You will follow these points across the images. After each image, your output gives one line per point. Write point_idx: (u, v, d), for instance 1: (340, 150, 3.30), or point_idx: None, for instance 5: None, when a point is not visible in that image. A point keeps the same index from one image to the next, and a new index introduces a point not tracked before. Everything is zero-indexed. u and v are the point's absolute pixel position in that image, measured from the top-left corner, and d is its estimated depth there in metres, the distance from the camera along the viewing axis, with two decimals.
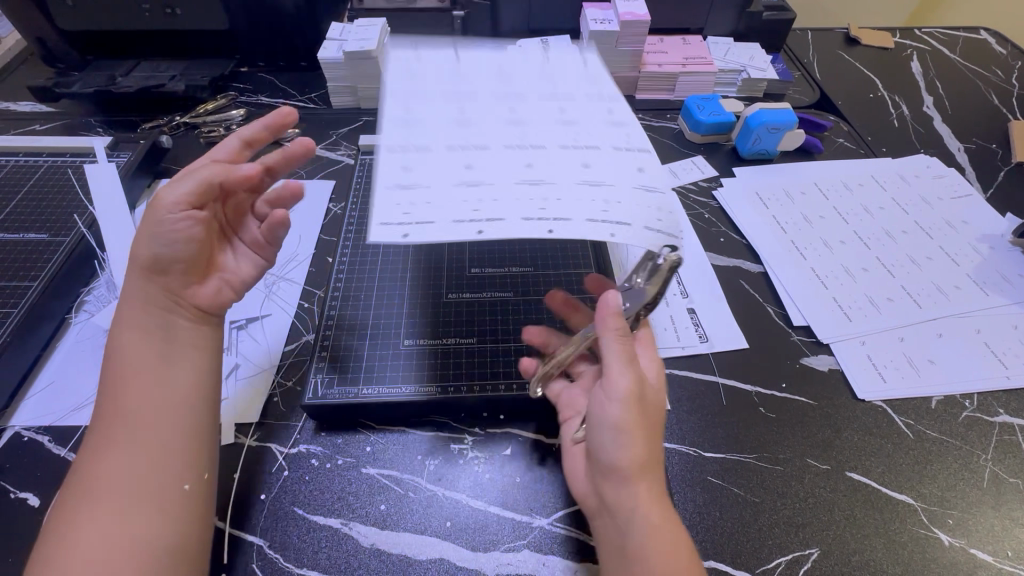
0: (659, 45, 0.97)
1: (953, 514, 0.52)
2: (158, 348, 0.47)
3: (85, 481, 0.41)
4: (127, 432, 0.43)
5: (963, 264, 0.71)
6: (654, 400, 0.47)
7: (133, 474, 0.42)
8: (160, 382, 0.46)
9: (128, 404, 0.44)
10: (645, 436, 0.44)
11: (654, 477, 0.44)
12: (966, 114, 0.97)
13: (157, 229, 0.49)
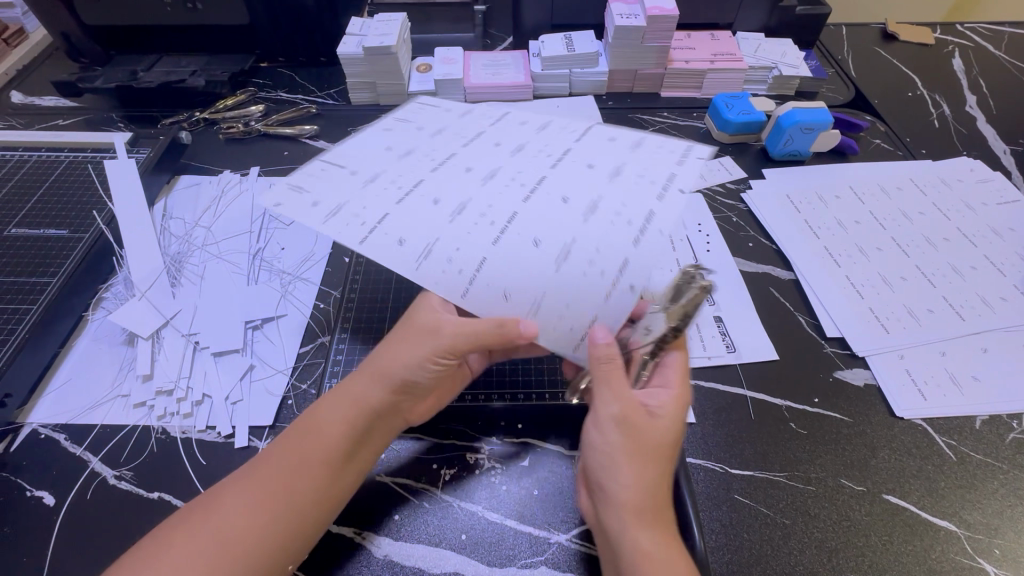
0: (686, 40, 0.93)
1: (1000, 544, 0.48)
2: (365, 420, 0.48)
3: (221, 520, 0.42)
4: (280, 493, 0.43)
5: (1009, 275, 0.67)
6: (660, 421, 0.46)
7: (258, 532, 0.42)
8: (326, 452, 0.46)
9: (295, 466, 0.45)
10: (641, 469, 0.44)
11: (643, 513, 0.43)
12: (1011, 114, 0.92)
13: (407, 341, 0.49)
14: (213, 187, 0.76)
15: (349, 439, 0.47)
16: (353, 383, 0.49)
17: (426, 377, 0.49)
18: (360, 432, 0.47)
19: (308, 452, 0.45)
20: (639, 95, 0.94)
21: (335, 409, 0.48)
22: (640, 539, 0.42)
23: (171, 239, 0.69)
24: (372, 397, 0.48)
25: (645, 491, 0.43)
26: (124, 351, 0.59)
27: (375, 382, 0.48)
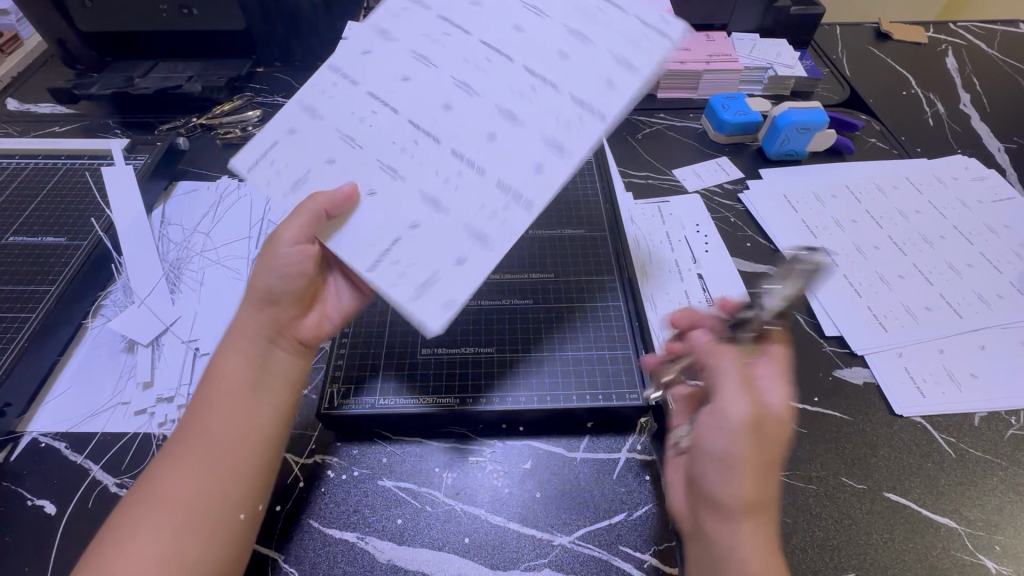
0: (682, 41, 0.94)
1: (1000, 540, 0.49)
2: (260, 355, 0.48)
3: (155, 489, 0.42)
4: (203, 439, 0.44)
5: (1005, 271, 0.68)
6: (782, 417, 0.42)
7: (210, 499, 0.42)
8: (232, 386, 0.46)
9: (208, 411, 0.45)
10: (759, 477, 0.39)
11: (751, 514, 0.39)
12: (1005, 111, 0.93)
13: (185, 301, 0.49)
14: (211, 193, 0.76)
15: (248, 371, 0.47)
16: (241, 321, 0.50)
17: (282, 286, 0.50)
18: (258, 383, 0.48)
19: (221, 393, 0.46)
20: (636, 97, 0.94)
21: (229, 353, 0.48)
22: (747, 543, 0.39)
23: (170, 246, 0.69)
24: (259, 321, 0.50)
25: (761, 495, 0.40)
26: (123, 358, 0.59)
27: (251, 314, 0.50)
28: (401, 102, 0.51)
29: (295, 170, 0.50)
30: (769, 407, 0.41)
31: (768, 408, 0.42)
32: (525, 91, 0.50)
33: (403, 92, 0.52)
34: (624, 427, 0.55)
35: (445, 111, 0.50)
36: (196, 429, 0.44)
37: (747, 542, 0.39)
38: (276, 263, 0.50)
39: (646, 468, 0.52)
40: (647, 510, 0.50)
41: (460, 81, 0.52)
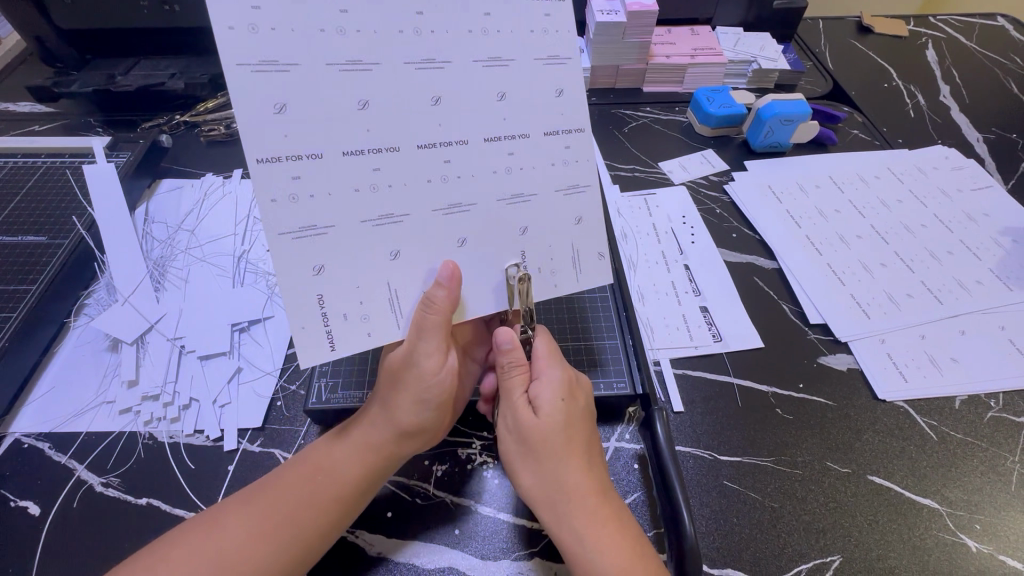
0: (667, 36, 0.94)
1: (980, 518, 0.50)
2: (374, 469, 0.46)
3: (219, 546, 0.41)
4: (286, 526, 0.43)
5: (985, 258, 0.69)
6: (543, 412, 0.45)
7: (245, 553, 0.41)
8: (340, 489, 0.45)
9: (307, 496, 0.44)
10: (548, 458, 0.44)
11: (585, 501, 0.43)
12: (984, 102, 0.95)
13: (402, 390, 0.46)
14: (196, 191, 0.76)
15: (359, 479, 0.46)
16: (378, 423, 0.47)
17: (433, 416, 0.47)
18: (369, 476, 0.46)
19: (323, 486, 0.45)
20: (622, 91, 0.94)
21: (349, 451, 0.47)
22: (587, 527, 0.42)
23: (154, 244, 0.68)
24: (384, 442, 0.46)
25: (566, 484, 0.43)
26: (108, 357, 0.58)
27: (385, 428, 0.46)
28: (394, 133, 0.39)
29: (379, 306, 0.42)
30: (565, 401, 0.46)
31: (578, 402, 0.47)
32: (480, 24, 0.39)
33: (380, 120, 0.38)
34: (612, 415, 0.55)
35: (451, 148, 0.40)
36: (283, 507, 0.43)
37: (582, 525, 0.42)
38: (427, 398, 0.46)
39: (634, 456, 0.52)
40: (635, 497, 0.50)
41: (424, 58, 0.38)
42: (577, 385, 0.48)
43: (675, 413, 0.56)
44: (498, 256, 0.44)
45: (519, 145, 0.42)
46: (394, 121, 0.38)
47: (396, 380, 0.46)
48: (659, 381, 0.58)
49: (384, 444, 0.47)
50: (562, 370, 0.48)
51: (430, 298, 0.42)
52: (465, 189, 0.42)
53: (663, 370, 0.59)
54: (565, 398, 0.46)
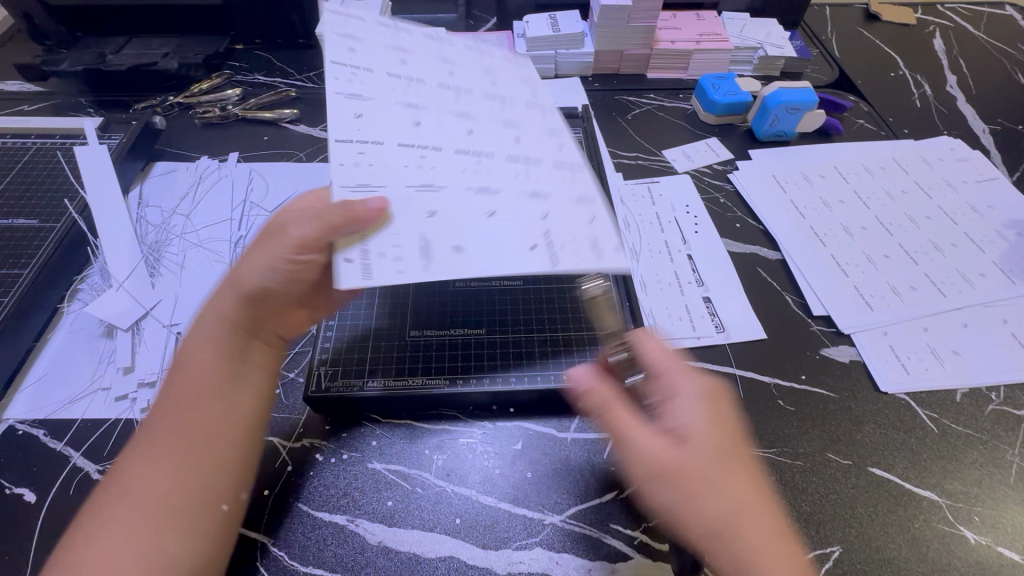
0: (672, 20, 0.93)
1: (979, 511, 0.50)
2: (224, 349, 0.46)
3: (128, 485, 0.40)
4: (184, 438, 0.42)
5: (988, 251, 0.69)
6: (615, 412, 0.44)
7: (165, 481, 0.40)
8: (209, 377, 0.44)
9: (184, 404, 0.43)
10: (702, 466, 0.41)
11: (690, 524, 0.40)
12: (990, 93, 0.93)
13: (252, 258, 0.47)
14: (191, 174, 0.74)
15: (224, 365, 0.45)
16: (217, 315, 0.46)
17: (284, 285, 0.47)
18: (228, 354, 0.46)
19: (192, 382, 0.44)
20: (625, 77, 0.93)
21: (202, 348, 0.45)
22: (742, 516, 0.40)
23: (148, 228, 0.67)
24: (228, 319, 0.46)
25: (717, 483, 0.40)
26: (103, 343, 0.57)
27: (232, 306, 0.46)
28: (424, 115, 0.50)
29: (432, 234, 0.42)
30: (702, 400, 0.43)
31: (718, 401, 0.44)
32: (448, 79, 0.55)
33: (428, 124, 0.50)
34: None
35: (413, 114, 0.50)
36: (170, 419, 0.43)
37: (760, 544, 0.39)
38: (282, 267, 0.46)
39: None
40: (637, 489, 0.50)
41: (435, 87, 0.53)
42: (714, 387, 0.45)
43: None
44: (563, 186, 0.46)
45: (475, 131, 0.50)
46: (436, 116, 0.50)
47: (252, 252, 0.47)
48: None
49: (226, 326, 0.46)
50: (693, 373, 0.45)
51: (346, 204, 0.42)
52: (504, 149, 0.49)
53: None
54: (712, 419, 0.42)
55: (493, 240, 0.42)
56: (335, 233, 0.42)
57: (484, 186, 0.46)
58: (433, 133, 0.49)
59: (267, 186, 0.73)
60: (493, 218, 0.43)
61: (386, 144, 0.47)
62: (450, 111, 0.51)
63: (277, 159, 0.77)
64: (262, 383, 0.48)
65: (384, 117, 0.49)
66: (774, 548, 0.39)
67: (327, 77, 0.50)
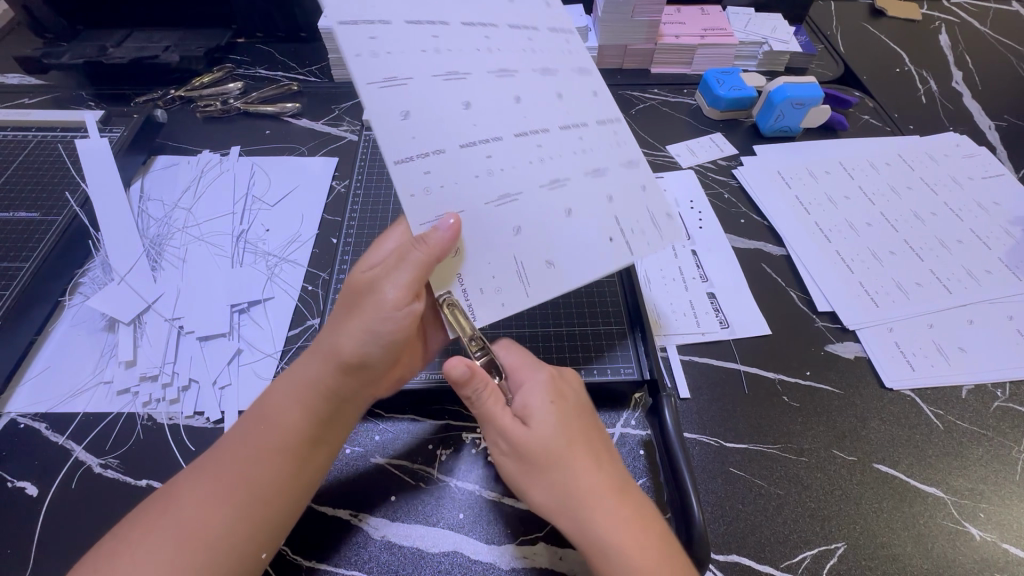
0: (676, 15, 0.92)
1: (984, 507, 0.50)
2: (309, 406, 0.45)
3: (177, 514, 0.40)
4: (245, 484, 0.42)
5: (994, 248, 0.68)
6: (535, 423, 0.43)
7: (216, 522, 0.40)
8: (286, 435, 0.44)
9: (255, 453, 0.43)
10: (553, 468, 0.42)
11: (603, 503, 0.41)
12: (997, 89, 0.93)
13: (358, 313, 0.45)
14: (192, 168, 0.74)
15: (308, 421, 0.45)
16: (314, 368, 0.46)
17: (382, 353, 0.45)
18: (315, 417, 0.45)
19: (268, 435, 0.44)
20: (629, 72, 0.92)
21: (289, 396, 0.45)
22: (607, 528, 0.41)
23: (150, 222, 0.66)
24: (322, 377, 0.45)
25: (580, 492, 0.41)
26: (104, 336, 0.57)
27: (327, 365, 0.45)
28: (485, 109, 0.45)
29: (511, 278, 0.44)
30: (556, 402, 0.44)
31: (568, 402, 0.45)
32: (486, 45, 0.48)
33: (483, 118, 0.45)
34: (617, 402, 0.55)
35: (473, 104, 0.45)
36: (237, 465, 0.42)
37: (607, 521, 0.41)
38: (381, 330, 0.45)
39: (640, 443, 0.52)
40: (641, 483, 0.50)
41: (498, 69, 0.47)
42: (565, 383, 0.47)
43: (682, 400, 0.55)
44: (599, 221, 0.47)
45: (541, 138, 0.47)
46: (491, 113, 0.46)
47: (352, 304, 0.46)
48: (665, 367, 0.58)
49: (317, 380, 0.45)
50: (544, 371, 0.47)
51: (423, 237, 0.41)
52: (558, 165, 0.47)
53: (670, 356, 0.58)
54: (553, 401, 0.44)
55: (569, 282, 0.45)
56: (429, 271, 0.42)
57: (564, 207, 0.46)
58: (503, 137, 0.45)
59: (269, 180, 0.73)
60: (542, 270, 0.44)
61: (447, 152, 0.43)
62: (501, 98, 0.47)
63: (279, 153, 0.77)
64: (334, 446, 0.47)
65: (447, 116, 0.43)
66: (649, 563, 0.40)
67: (378, 51, 0.43)
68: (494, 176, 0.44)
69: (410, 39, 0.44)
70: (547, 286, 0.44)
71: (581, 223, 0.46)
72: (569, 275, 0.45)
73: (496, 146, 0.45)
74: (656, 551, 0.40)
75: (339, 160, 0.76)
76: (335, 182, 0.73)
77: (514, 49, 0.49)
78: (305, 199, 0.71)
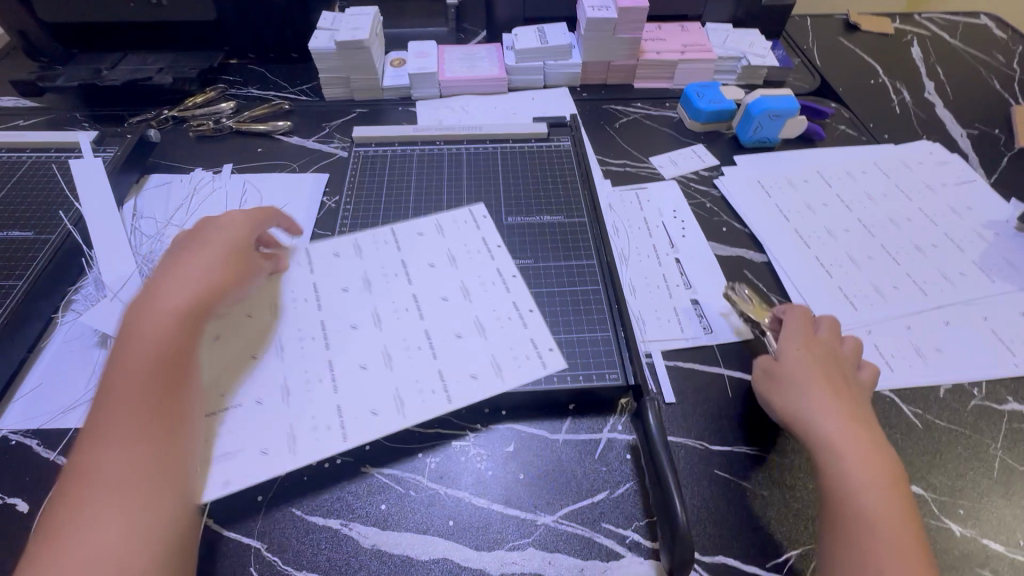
0: (657, 32, 0.95)
1: (963, 504, 0.51)
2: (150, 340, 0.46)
3: (98, 483, 0.41)
4: (145, 421, 0.43)
5: (968, 251, 0.71)
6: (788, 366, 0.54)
7: (133, 469, 0.41)
8: (153, 367, 0.45)
9: (142, 392, 0.44)
10: (801, 394, 0.51)
11: (845, 432, 0.48)
12: (967, 99, 0.96)
13: (197, 252, 0.53)
14: (185, 186, 0.75)
15: (167, 359, 0.46)
16: (147, 319, 0.47)
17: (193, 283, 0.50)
18: (162, 341, 0.46)
19: (142, 373, 0.45)
20: (613, 87, 0.95)
21: (132, 338, 0.46)
22: (861, 456, 0.47)
23: (142, 238, 0.68)
24: (133, 318, 0.47)
25: (832, 433, 0.48)
26: (96, 352, 0.58)
27: (153, 306, 0.48)
28: (388, 306, 0.59)
29: (323, 392, 0.52)
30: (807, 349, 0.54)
31: (817, 350, 0.55)
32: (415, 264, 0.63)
33: (382, 326, 0.58)
34: (604, 407, 0.56)
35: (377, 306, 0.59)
36: (130, 414, 0.43)
37: (858, 451, 0.47)
38: (228, 269, 0.53)
39: (626, 447, 0.53)
40: (627, 487, 0.51)
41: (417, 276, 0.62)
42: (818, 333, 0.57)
43: (667, 404, 0.56)
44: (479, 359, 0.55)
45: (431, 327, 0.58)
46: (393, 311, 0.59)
47: (189, 250, 0.54)
48: (651, 373, 0.59)
49: (156, 316, 0.47)
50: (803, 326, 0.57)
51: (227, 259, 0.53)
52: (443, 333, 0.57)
53: (655, 363, 0.59)
54: (800, 349, 0.55)
55: (373, 390, 0.52)
56: (219, 268, 0.53)
57: (453, 333, 0.57)
58: (395, 329, 0.58)
59: (261, 197, 0.74)
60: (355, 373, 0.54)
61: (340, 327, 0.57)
62: (404, 299, 0.60)
63: (271, 170, 0.79)
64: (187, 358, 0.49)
65: (349, 307, 0.59)
66: (867, 481, 0.46)
67: (337, 264, 0.63)
68: (388, 337, 0.57)
69: (351, 273, 0.63)
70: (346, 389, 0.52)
71: (421, 365, 0.55)
72: (354, 388, 0.53)
73: (389, 329, 0.57)
74: (882, 466, 0.47)
75: (329, 177, 0.78)
76: (326, 198, 0.75)
77: (438, 280, 0.62)
78: (295, 214, 0.72)
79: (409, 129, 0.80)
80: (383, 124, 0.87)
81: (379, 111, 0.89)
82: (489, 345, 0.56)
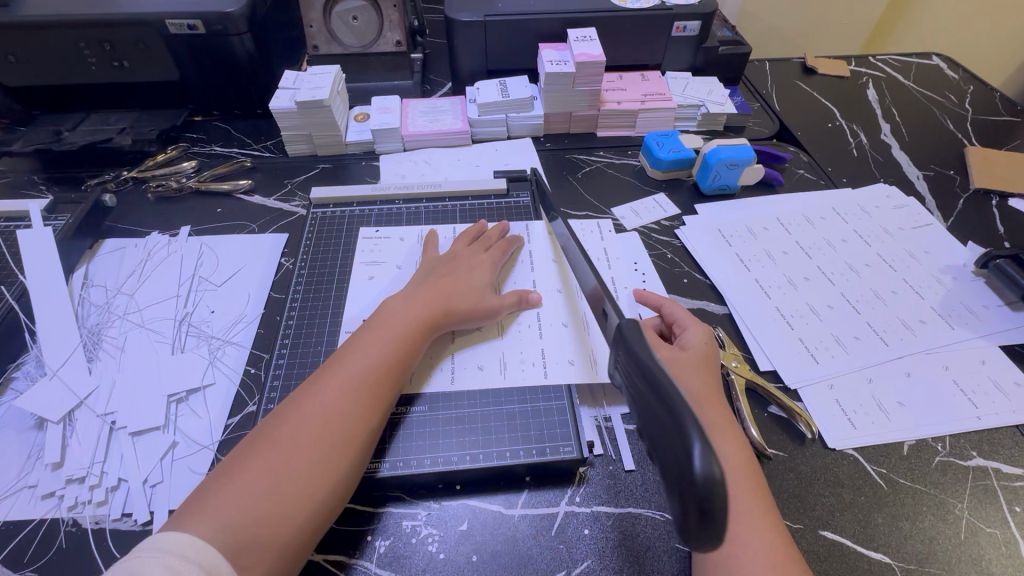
0: (618, 82, 0.97)
1: (931, 572, 0.49)
2: (390, 343, 0.55)
3: (290, 430, 0.47)
4: (344, 405, 0.49)
5: (927, 297, 0.71)
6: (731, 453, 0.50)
7: (317, 436, 0.47)
8: (375, 368, 0.53)
9: (356, 382, 0.51)
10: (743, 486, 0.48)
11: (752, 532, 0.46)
12: (922, 140, 0.98)
13: (451, 272, 0.65)
14: (139, 251, 0.74)
15: (387, 367, 0.53)
16: (390, 327, 0.57)
17: (440, 296, 0.61)
18: (393, 348, 0.55)
19: (358, 365, 0.53)
20: (576, 136, 0.96)
21: (374, 334, 0.56)
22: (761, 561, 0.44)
23: (91, 309, 0.66)
24: (389, 313, 0.58)
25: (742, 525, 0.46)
26: (33, 436, 0.55)
27: (410, 308, 0.59)
28: (546, 282, 0.70)
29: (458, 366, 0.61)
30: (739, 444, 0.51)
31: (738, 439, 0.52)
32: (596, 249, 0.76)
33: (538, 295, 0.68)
34: (563, 479, 0.55)
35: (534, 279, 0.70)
36: (342, 392, 0.50)
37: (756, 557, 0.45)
38: (460, 275, 0.65)
39: (586, 521, 0.51)
40: (585, 566, 0.49)
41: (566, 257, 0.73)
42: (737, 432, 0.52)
43: (627, 472, 0.55)
44: (574, 346, 0.63)
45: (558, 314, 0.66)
46: (547, 284, 0.70)
47: (451, 264, 0.67)
48: (609, 438, 0.57)
49: (399, 322, 0.57)
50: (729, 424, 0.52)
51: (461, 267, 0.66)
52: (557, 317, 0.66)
53: (614, 427, 0.58)
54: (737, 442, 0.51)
55: (492, 364, 0.61)
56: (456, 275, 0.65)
57: (560, 322, 0.65)
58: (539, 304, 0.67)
59: (217, 260, 0.73)
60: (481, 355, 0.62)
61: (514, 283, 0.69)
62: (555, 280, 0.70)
63: (228, 231, 0.78)
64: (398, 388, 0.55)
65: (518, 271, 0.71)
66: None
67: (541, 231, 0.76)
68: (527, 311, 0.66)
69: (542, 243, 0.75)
70: (462, 373, 0.60)
71: (537, 346, 0.63)
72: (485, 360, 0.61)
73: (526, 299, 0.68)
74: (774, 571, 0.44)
75: (289, 236, 0.77)
76: (284, 259, 0.74)
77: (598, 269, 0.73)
78: (252, 277, 0.71)
79: (369, 188, 0.80)
80: (346, 179, 0.87)
81: (343, 166, 0.89)
82: (586, 336, 0.64)
